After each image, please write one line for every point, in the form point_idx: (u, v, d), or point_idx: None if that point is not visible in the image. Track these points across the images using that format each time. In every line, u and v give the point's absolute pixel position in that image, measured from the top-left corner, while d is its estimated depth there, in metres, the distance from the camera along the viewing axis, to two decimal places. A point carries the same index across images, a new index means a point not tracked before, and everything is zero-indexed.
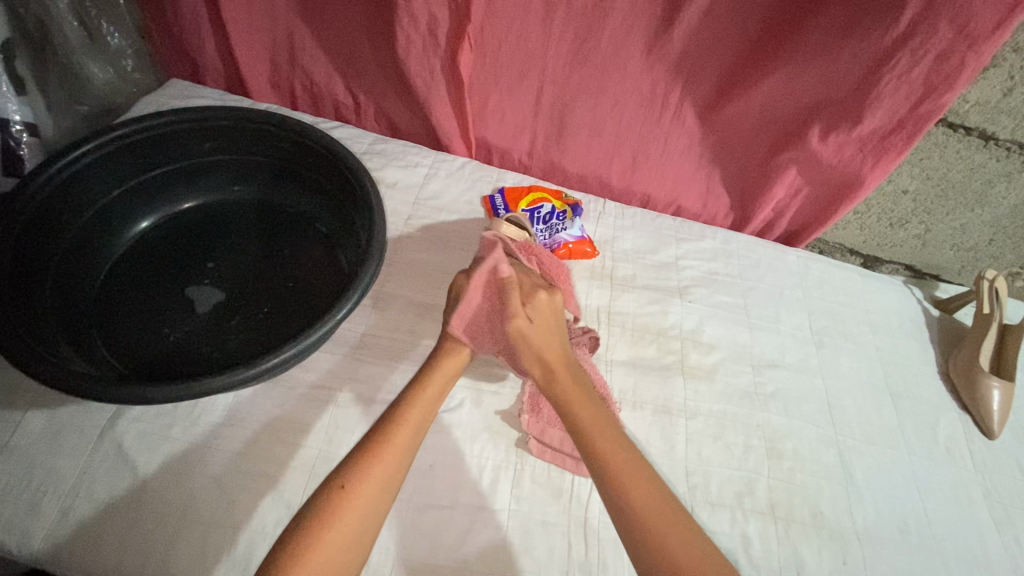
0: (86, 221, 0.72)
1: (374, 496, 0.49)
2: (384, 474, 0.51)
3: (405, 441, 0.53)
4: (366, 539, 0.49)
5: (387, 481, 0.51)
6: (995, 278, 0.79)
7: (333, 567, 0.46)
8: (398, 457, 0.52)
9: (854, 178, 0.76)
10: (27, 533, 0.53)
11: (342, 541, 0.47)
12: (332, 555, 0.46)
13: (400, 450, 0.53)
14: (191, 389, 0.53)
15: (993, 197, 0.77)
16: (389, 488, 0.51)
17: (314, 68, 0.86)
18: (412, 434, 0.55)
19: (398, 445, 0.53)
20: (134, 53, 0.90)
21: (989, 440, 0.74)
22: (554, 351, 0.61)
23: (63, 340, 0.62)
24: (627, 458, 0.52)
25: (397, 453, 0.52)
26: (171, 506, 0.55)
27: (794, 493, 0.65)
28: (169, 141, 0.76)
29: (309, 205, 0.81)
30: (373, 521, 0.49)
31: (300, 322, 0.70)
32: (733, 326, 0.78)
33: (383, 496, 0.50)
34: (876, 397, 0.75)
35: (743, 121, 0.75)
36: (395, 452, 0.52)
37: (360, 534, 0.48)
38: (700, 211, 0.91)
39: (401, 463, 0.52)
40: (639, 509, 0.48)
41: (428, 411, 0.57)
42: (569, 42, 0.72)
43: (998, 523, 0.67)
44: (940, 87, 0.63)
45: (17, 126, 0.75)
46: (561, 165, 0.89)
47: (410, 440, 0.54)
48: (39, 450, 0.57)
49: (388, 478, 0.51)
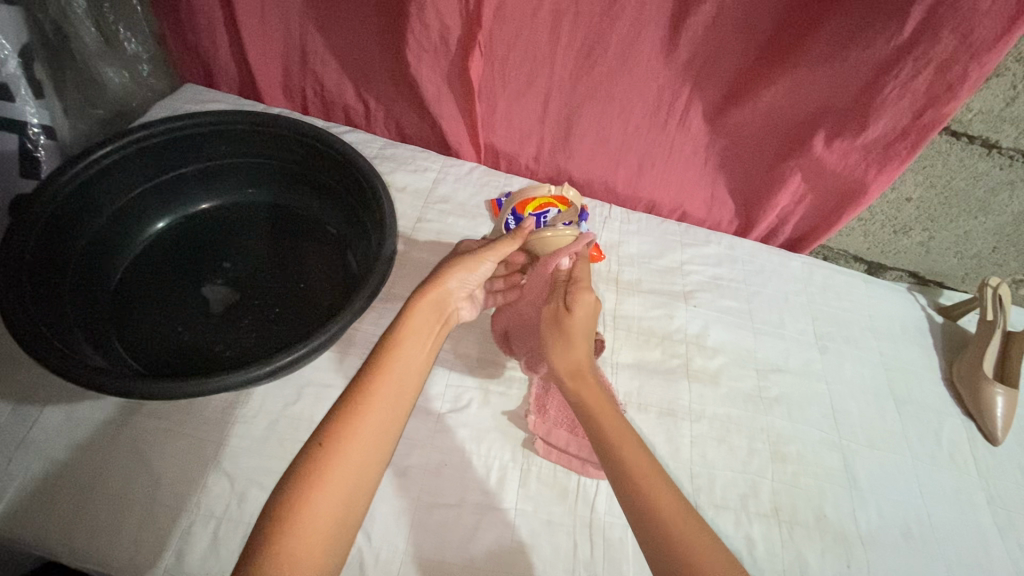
0: (104, 221, 0.73)
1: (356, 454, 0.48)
2: (369, 431, 0.50)
3: (388, 395, 0.52)
4: (360, 499, 0.47)
5: (373, 438, 0.49)
6: (998, 285, 0.79)
7: (326, 530, 0.44)
8: (381, 414, 0.51)
9: (858, 186, 0.77)
10: (41, 526, 0.54)
11: (333, 502, 0.46)
12: (325, 517, 0.45)
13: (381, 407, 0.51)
14: (208, 385, 0.54)
15: (995, 205, 0.78)
16: (376, 444, 0.49)
17: (326, 74, 0.88)
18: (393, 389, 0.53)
19: (379, 401, 0.51)
20: (149, 58, 0.92)
21: (992, 446, 0.74)
22: (578, 350, 0.58)
23: (81, 336, 0.63)
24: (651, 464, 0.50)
25: (380, 410, 0.51)
26: (185, 501, 0.56)
27: (797, 495, 0.66)
28: (185, 144, 0.78)
29: (321, 208, 0.82)
30: (364, 478, 0.48)
31: (311, 322, 0.71)
32: (737, 330, 0.79)
33: (370, 453, 0.49)
34: (880, 401, 0.76)
35: (748, 128, 0.76)
36: (376, 409, 0.51)
37: (354, 494, 0.47)
38: (705, 217, 0.92)
39: (385, 418, 0.51)
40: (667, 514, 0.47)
41: (411, 365, 0.56)
42: (577, 50, 0.73)
43: (1002, 528, 0.68)
44: (943, 96, 0.64)
45: (34, 129, 0.76)
46: (567, 170, 0.91)
47: (392, 395, 0.52)
48: (54, 445, 0.58)
49: (373, 434, 0.50)
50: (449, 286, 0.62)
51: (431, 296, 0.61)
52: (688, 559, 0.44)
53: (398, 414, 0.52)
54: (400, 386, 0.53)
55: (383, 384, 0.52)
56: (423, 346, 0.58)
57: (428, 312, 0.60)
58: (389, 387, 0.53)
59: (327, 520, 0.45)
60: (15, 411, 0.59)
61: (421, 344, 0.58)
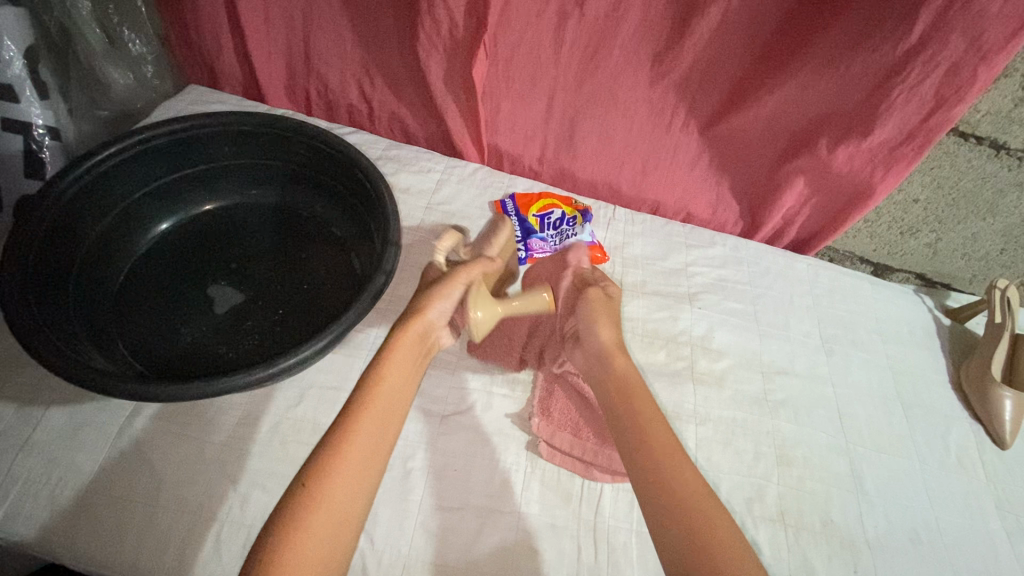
0: (108, 223, 0.73)
1: (353, 470, 0.49)
2: (355, 461, 0.49)
3: (374, 425, 0.52)
4: (347, 530, 0.46)
5: (360, 469, 0.49)
6: (1006, 287, 0.79)
7: (316, 559, 0.44)
8: (368, 445, 0.51)
9: (864, 188, 0.76)
10: (44, 528, 0.54)
11: (321, 532, 0.45)
12: (315, 549, 0.44)
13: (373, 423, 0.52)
14: (211, 387, 0.53)
15: (1004, 206, 0.77)
16: (364, 474, 0.49)
17: (330, 75, 0.88)
18: (387, 401, 0.54)
19: (365, 433, 0.51)
20: (155, 59, 0.91)
21: (1001, 450, 0.73)
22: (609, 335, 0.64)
23: (84, 338, 0.63)
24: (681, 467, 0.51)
25: (371, 426, 0.52)
26: (188, 502, 0.56)
27: (804, 500, 0.65)
28: (189, 146, 0.78)
29: (324, 209, 0.82)
30: (351, 509, 0.47)
31: (314, 324, 0.71)
32: (743, 333, 0.79)
33: (357, 484, 0.48)
34: (888, 406, 0.75)
35: (752, 131, 0.76)
36: (362, 440, 0.51)
37: (342, 524, 0.46)
38: (710, 218, 0.91)
39: (380, 431, 0.52)
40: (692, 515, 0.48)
41: (402, 384, 0.56)
42: (581, 51, 0.73)
43: (1011, 533, 0.67)
44: (951, 98, 0.64)
45: (39, 130, 0.76)
46: (571, 171, 0.90)
47: (378, 427, 0.52)
48: (58, 448, 0.57)
49: (360, 464, 0.49)
50: (430, 316, 0.61)
51: (414, 329, 0.60)
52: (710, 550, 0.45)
53: (389, 429, 0.53)
54: (386, 418, 0.53)
55: (371, 407, 0.53)
56: (408, 375, 0.57)
57: (413, 342, 0.59)
58: (375, 419, 0.52)
59: (319, 548, 0.44)
60: (19, 412, 0.59)
61: (408, 375, 0.57)
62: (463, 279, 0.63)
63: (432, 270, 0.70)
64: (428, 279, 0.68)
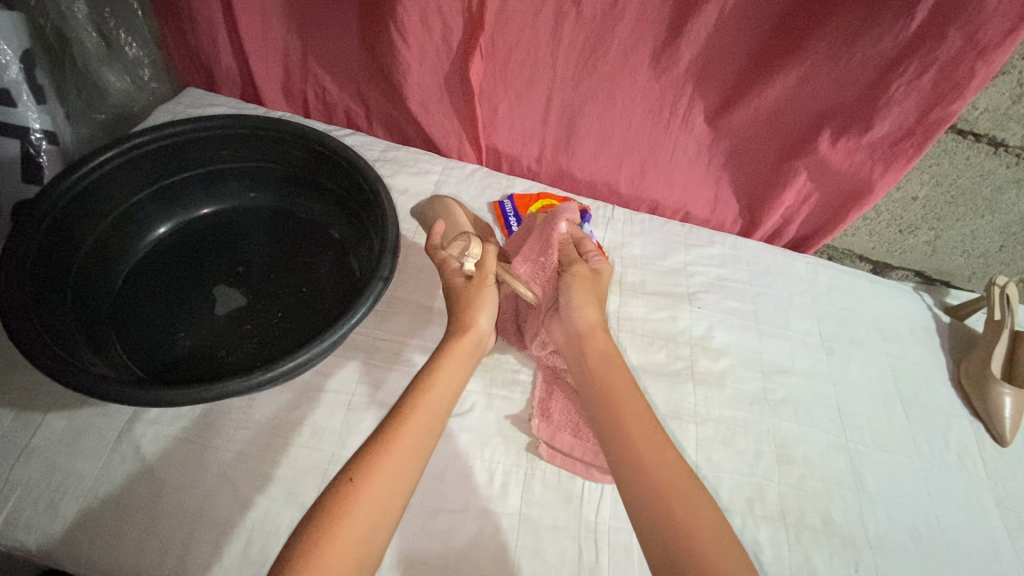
0: (106, 226, 0.73)
1: (404, 462, 0.50)
2: (398, 459, 0.50)
3: (420, 428, 0.53)
4: (384, 530, 0.47)
5: (410, 456, 0.50)
6: (1006, 284, 0.78)
7: (357, 547, 0.45)
8: (415, 445, 0.51)
9: (863, 185, 0.76)
10: (45, 533, 0.54)
11: (364, 524, 0.46)
12: (361, 531, 0.45)
13: (422, 421, 0.53)
14: (209, 392, 0.53)
15: (1003, 203, 0.77)
16: (406, 476, 0.49)
17: (327, 77, 0.88)
18: (439, 400, 0.56)
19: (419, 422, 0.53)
20: (150, 63, 0.92)
21: (1001, 447, 0.73)
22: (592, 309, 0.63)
23: (82, 341, 0.63)
24: (655, 450, 0.52)
25: (422, 422, 0.53)
26: (188, 506, 0.56)
27: (805, 499, 0.65)
28: (187, 149, 0.77)
29: (322, 212, 0.82)
30: (388, 511, 0.47)
31: (313, 328, 0.71)
32: (743, 332, 0.79)
33: (397, 487, 0.48)
34: (888, 403, 0.75)
35: (752, 129, 0.76)
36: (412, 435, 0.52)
37: (378, 520, 0.47)
38: (708, 218, 0.92)
39: (430, 428, 0.53)
40: (661, 493, 0.49)
41: (450, 385, 0.57)
42: (578, 51, 0.73)
43: (1011, 530, 0.67)
44: (950, 94, 0.63)
45: (36, 134, 0.76)
46: (570, 171, 0.90)
47: (423, 433, 0.52)
48: (57, 453, 0.57)
49: (402, 468, 0.49)
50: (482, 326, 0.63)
51: (468, 338, 0.62)
52: (672, 517, 0.47)
53: (437, 426, 0.54)
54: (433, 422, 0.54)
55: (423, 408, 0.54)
56: (454, 386, 0.58)
57: (464, 353, 0.61)
58: (422, 420, 0.53)
59: (360, 538, 0.45)
60: (18, 417, 0.59)
61: (456, 375, 0.59)
62: (491, 277, 0.65)
63: (455, 276, 0.66)
64: (456, 287, 0.65)
